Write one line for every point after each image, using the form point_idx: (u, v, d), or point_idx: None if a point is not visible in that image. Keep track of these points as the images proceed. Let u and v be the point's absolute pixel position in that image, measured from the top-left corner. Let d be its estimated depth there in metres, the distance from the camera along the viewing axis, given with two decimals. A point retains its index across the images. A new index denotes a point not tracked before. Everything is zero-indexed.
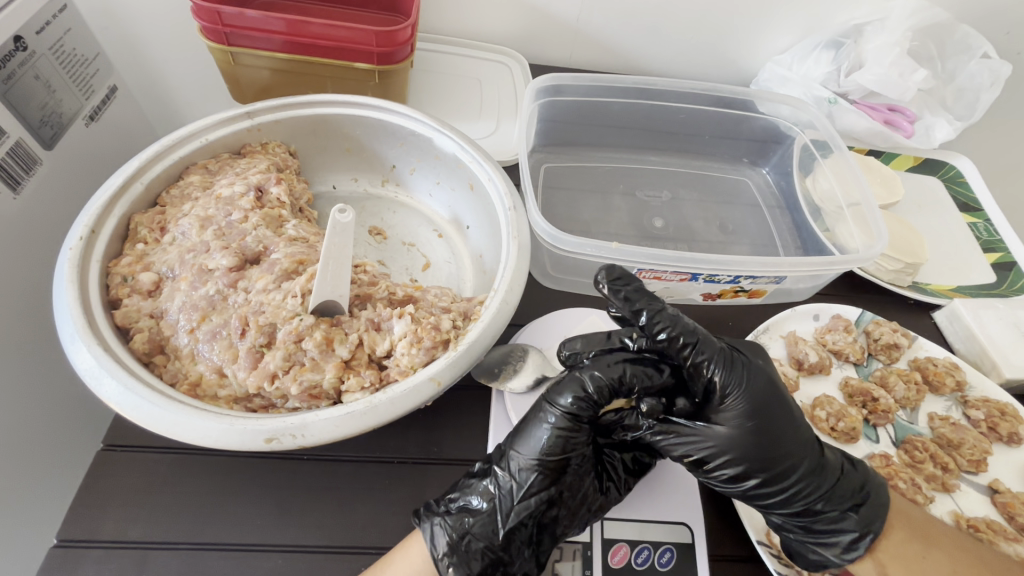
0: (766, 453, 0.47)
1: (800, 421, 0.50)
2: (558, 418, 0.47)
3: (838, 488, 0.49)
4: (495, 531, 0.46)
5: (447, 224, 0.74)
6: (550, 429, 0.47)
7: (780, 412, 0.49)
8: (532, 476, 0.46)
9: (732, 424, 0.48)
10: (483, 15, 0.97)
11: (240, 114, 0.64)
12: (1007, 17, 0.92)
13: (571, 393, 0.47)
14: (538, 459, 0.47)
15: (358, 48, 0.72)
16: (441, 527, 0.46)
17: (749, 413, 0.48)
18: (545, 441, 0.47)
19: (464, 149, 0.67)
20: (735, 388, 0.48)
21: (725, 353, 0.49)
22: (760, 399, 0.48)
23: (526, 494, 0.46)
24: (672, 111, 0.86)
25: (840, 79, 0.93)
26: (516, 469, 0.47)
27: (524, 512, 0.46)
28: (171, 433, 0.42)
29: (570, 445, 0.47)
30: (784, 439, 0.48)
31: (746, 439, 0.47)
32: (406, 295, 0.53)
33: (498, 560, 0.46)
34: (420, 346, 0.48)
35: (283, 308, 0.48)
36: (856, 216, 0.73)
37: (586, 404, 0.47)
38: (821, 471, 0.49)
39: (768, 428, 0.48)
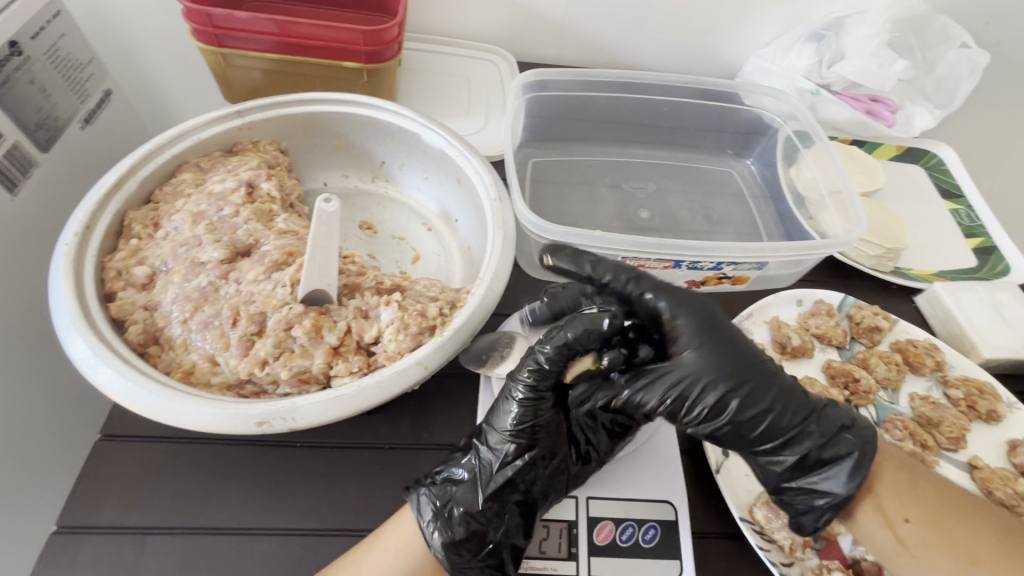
0: (737, 379, 0.48)
1: (757, 345, 0.51)
2: (523, 392, 0.48)
3: (815, 413, 0.50)
4: (475, 499, 0.48)
5: (436, 218, 0.75)
6: (517, 402, 0.48)
7: (735, 336, 0.49)
8: (508, 446, 0.48)
9: (695, 353, 0.48)
10: (471, 15, 0.99)
11: (231, 113, 0.67)
12: (985, 9, 0.94)
13: (526, 368, 0.48)
14: (511, 431, 0.48)
15: (346, 48, 0.74)
16: (427, 496, 0.48)
17: (708, 339, 0.48)
18: (517, 411, 0.48)
19: (450, 144, 0.68)
20: (686, 315, 0.49)
21: (668, 286, 0.51)
22: (713, 324, 0.49)
23: (503, 463, 0.48)
24: (657, 105, 0.87)
25: (822, 71, 0.95)
26: (493, 438, 0.49)
27: (502, 480, 0.48)
28: (165, 417, 0.43)
29: (540, 415, 0.49)
30: (745, 362, 0.48)
31: (719, 367, 0.47)
32: (393, 284, 0.54)
33: (480, 527, 0.47)
34: (406, 332, 0.49)
35: (273, 297, 0.50)
36: (837, 203, 0.75)
37: (541, 376, 0.47)
38: (796, 396, 0.49)
39: (728, 354, 0.48)
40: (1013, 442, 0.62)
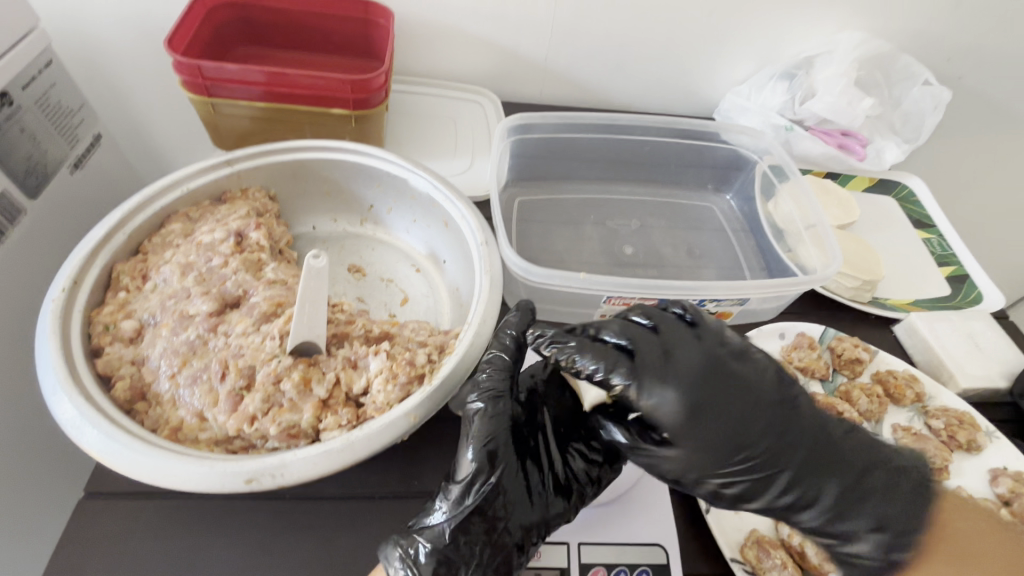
0: (735, 453, 0.49)
1: (755, 419, 0.49)
2: (473, 417, 0.51)
3: (806, 475, 0.51)
4: (444, 536, 0.47)
5: (424, 259, 0.76)
6: (473, 429, 0.51)
7: (721, 413, 0.48)
8: (471, 474, 0.49)
9: (672, 432, 0.48)
10: (457, 58, 1.02)
11: (220, 162, 0.68)
12: (945, 46, 1.02)
13: (471, 394, 0.52)
14: (473, 458, 0.49)
15: (334, 96, 0.76)
16: (395, 543, 0.47)
17: (692, 421, 0.47)
18: (479, 435, 0.50)
19: (437, 189, 0.70)
20: (671, 383, 0.48)
21: (653, 362, 0.48)
22: (699, 404, 0.48)
23: (469, 496, 0.48)
24: (637, 144, 0.90)
25: (796, 108, 0.99)
26: (459, 469, 0.50)
27: (472, 511, 0.48)
28: (151, 478, 0.43)
29: (498, 438, 0.51)
30: (733, 441, 0.48)
31: (701, 453, 0.48)
32: (382, 332, 0.55)
33: (455, 565, 0.47)
34: (395, 382, 0.50)
35: (261, 350, 0.50)
36: (814, 237, 0.78)
37: (490, 400, 0.52)
38: (788, 462, 0.50)
39: (710, 434, 0.48)
40: (993, 472, 0.63)
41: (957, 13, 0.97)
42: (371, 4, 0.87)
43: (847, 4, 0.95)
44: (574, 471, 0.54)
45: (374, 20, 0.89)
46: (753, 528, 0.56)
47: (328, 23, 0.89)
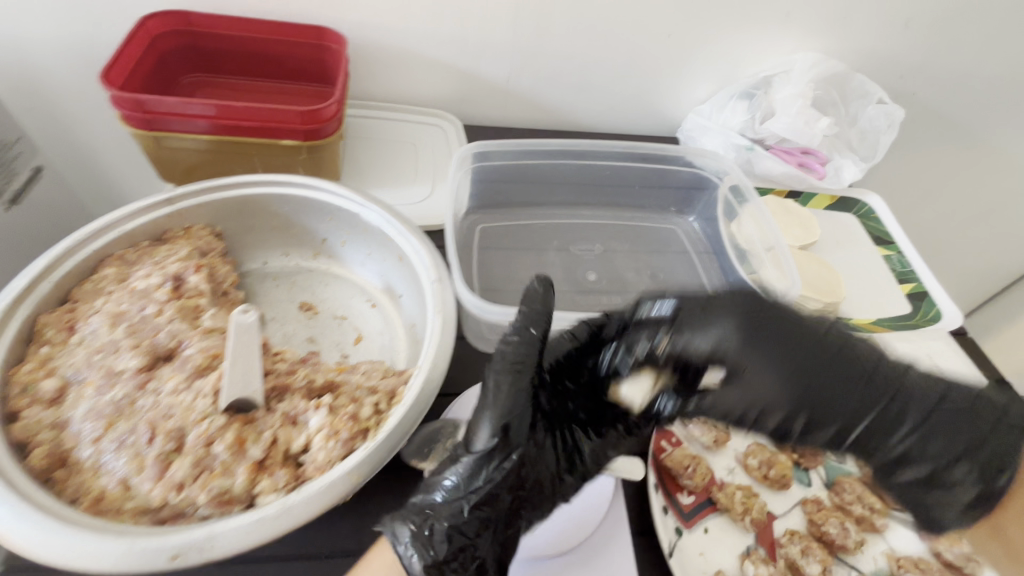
0: (787, 382, 0.59)
1: (793, 341, 0.60)
2: (498, 387, 0.49)
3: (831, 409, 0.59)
4: (459, 514, 0.47)
5: (380, 293, 0.73)
6: (496, 400, 0.48)
7: (763, 339, 0.59)
8: (491, 450, 0.48)
9: (725, 359, 0.58)
10: (417, 82, 1.00)
11: (161, 201, 0.65)
12: (900, 63, 1.03)
13: (502, 362, 0.49)
14: (495, 434, 0.48)
15: (283, 127, 0.74)
16: (404, 520, 0.46)
17: (740, 345, 0.58)
18: (501, 410, 0.48)
19: (389, 223, 0.68)
20: (716, 323, 0.58)
21: (700, 303, 0.59)
22: (740, 329, 0.59)
23: (490, 471, 0.48)
24: (597, 169, 0.89)
25: (756, 127, 1.00)
26: (476, 444, 0.48)
27: (488, 486, 0.47)
28: (69, 558, 0.39)
29: (521, 409, 0.49)
30: (762, 364, 0.59)
31: (778, 382, 0.59)
32: (326, 383, 0.53)
33: (468, 542, 0.46)
34: (337, 438, 0.47)
35: (192, 409, 0.47)
36: (774, 258, 0.78)
37: (523, 370, 0.49)
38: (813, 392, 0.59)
39: (756, 354, 0.59)
40: None
41: (908, 33, 0.99)
42: (324, 31, 0.85)
43: (802, 25, 0.97)
44: (584, 452, 0.54)
45: (327, 46, 0.87)
46: (716, 570, 0.55)
47: (280, 49, 0.87)
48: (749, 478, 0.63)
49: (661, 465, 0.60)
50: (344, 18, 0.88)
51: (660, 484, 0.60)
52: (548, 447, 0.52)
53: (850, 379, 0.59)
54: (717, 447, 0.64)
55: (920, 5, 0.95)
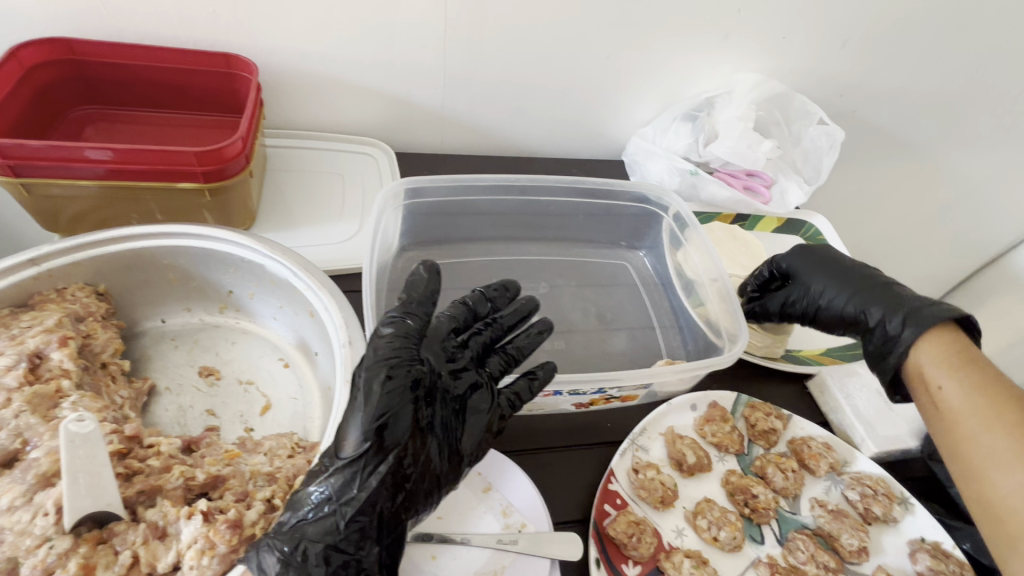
0: (836, 295, 0.65)
1: (870, 280, 0.65)
2: (366, 385, 0.42)
3: (854, 302, 0.64)
4: (334, 528, 0.41)
5: (295, 351, 0.66)
6: (366, 397, 0.42)
7: (826, 265, 0.68)
8: (363, 454, 0.41)
9: (824, 282, 0.67)
10: (345, 109, 0.93)
11: (22, 262, 0.56)
12: (838, 82, 1.03)
13: (370, 355, 0.44)
14: (364, 435, 0.41)
15: (179, 169, 0.66)
16: (272, 545, 0.40)
17: (806, 269, 0.69)
18: (366, 410, 0.42)
19: (298, 275, 0.61)
20: (808, 275, 0.68)
21: (807, 272, 0.69)
22: (809, 259, 0.70)
23: (363, 478, 0.41)
24: (541, 204, 0.84)
25: (700, 150, 0.98)
26: (343, 451, 0.42)
27: (364, 496, 0.41)
28: None
29: (393, 402, 0.42)
30: (823, 293, 0.66)
31: (837, 289, 0.66)
32: (209, 477, 0.46)
33: (347, 559, 0.41)
34: (213, 554, 0.40)
35: (28, 534, 0.38)
36: (718, 292, 0.74)
37: (394, 361, 0.44)
38: (863, 284, 0.65)
39: (825, 280, 0.67)
40: (912, 546, 0.60)
41: (845, 52, 0.98)
42: (233, 58, 0.77)
43: (742, 46, 0.95)
44: (467, 436, 0.48)
45: (237, 75, 0.79)
46: None
47: (183, 78, 0.79)
48: (699, 540, 0.59)
49: (604, 535, 0.55)
50: (256, 43, 0.80)
51: (604, 557, 0.54)
52: (431, 433, 0.45)
53: (868, 274, 0.66)
54: (664, 508, 0.59)
55: (854, 25, 0.94)
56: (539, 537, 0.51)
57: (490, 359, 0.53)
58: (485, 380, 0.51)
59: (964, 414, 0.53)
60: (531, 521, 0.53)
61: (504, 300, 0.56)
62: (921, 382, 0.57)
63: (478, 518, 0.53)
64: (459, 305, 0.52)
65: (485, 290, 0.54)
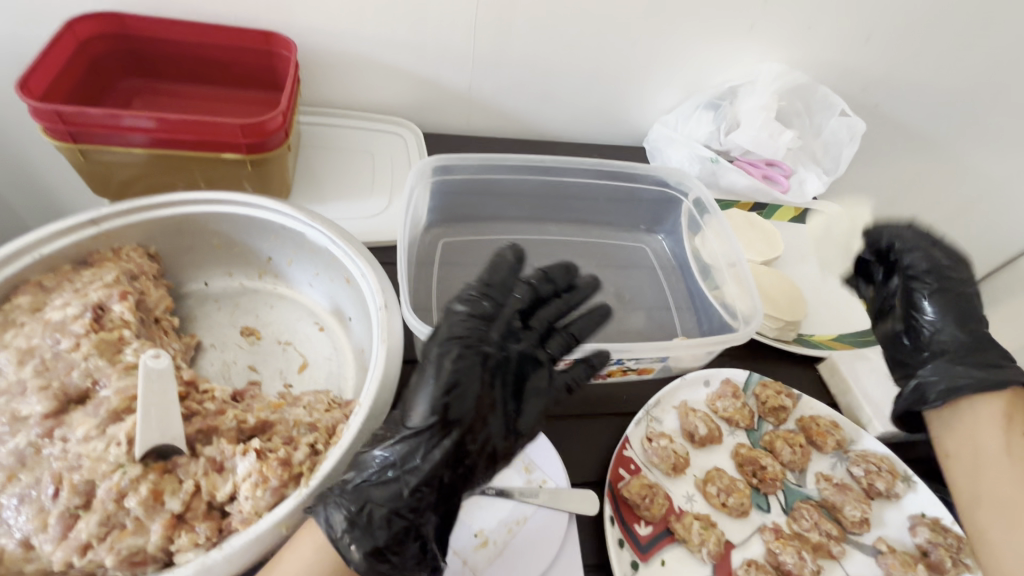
0: (937, 336, 0.64)
1: (953, 339, 0.63)
2: (438, 362, 0.46)
3: (924, 350, 0.64)
4: (397, 495, 0.43)
5: (329, 316, 0.70)
6: (435, 373, 0.46)
7: (946, 304, 0.65)
8: (428, 427, 0.44)
9: (935, 322, 0.64)
10: (376, 90, 0.96)
11: (83, 222, 0.60)
12: (861, 76, 1.04)
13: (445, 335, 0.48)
14: (432, 410, 0.45)
15: (224, 140, 0.70)
16: (339, 504, 0.42)
17: (941, 302, 0.65)
18: (436, 385, 0.45)
19: (336, 243, 0.65)
20: (937, 302, 0.65)
21: (941, 298, 0.65)
22: (943, 293, 0.65)
23: (427, 451, 0.44)
24: (564, 185, 0.86)
25: (721, 138, 0.99)
26: (411, 421, 0.45)
27: (427, 467, 0.44)
28: None
29: (461, 380, 0.46)
30: (933, 332, 0.64)
31: (938, 331, 0.64)
32: (259, 422, 0.50)
33: (408, 524, 0.43)
34: (266, 487, 0.44)
35: (103, 460, 0.43)
36: (735, 275, 0.77)
37: (466, 343, 0.47)
38: (940, 341, 0.64)
39: (954, 314, 0.64)
40: (912, 520, 0.62)
41: (870, 46, 0.99)
42: (273, 36, 0.80)
43: (766, 36, 0.96)
44: (526, 417, 0.49)
45: (276, 52, 0.82)
46: None
47: (225, 54, 0.82)
48: (708, 506, 0.62)
49: (617, 494, 0.58)
50: (294, 22, 0.83)
51: (618, 516, 0.57)
52: (495, 412, 0.47)
53: (951, 329, 0.64)
54: (676, 474, 0.63)
55: (880, 18, 0.95)
56: (558, 493, 0.55)
57: (553, 339, 0.53)
58: (546, 361, 0.51)
59: (967, 481, 0.59)
60: (551, 478, 0.57)
61: (565, 277, 0.56)
62: (940, 445, 0.62)
63: (502, 473, 0.57)
64: (528, 285, 0.52)
65: (547, 269, 0.55)
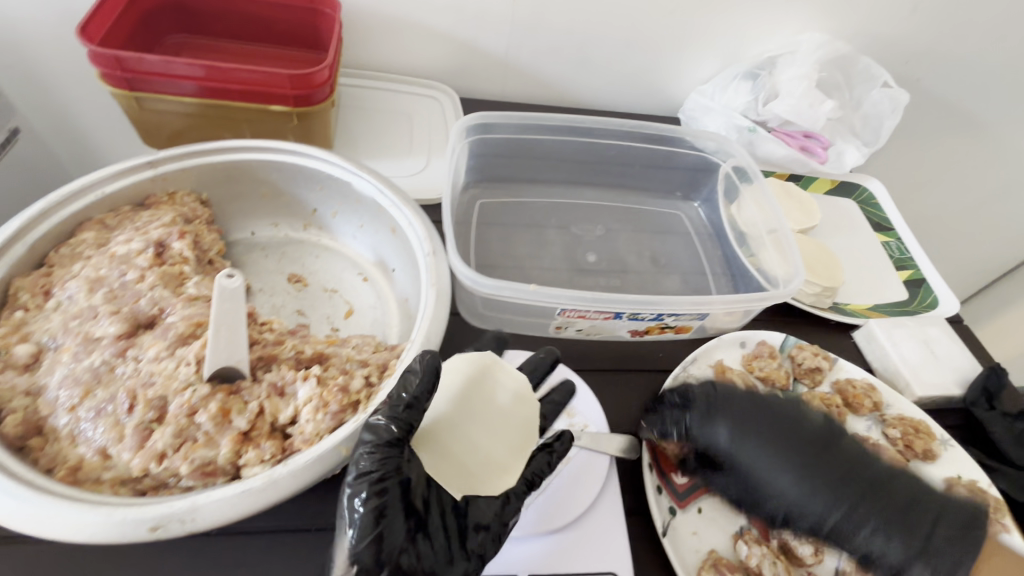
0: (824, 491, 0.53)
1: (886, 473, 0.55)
2: (359, 464, 0.42)
3: (886, 509, 0.52)
4: None
5: (373, 267, 0.72)
6: (357, 478, 0.41)
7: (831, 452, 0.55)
8: (369, 530, 0.39)
9: (804, 488, 0.53)
10: (414, 52, 0.97)
11: (141, 164, 0.62)
12: (904, 49, 1.02)
13: (362, 437, 0.43)
14: (364, 514, 0.40)
15: (273, 92, 0.71)
16: None
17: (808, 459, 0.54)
18: (364, 489, 0.41)
19: (383, 194, 0.66)
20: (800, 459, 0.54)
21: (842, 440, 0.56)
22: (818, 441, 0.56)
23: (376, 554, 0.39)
24: (602, 148, 0.87)
25: (759, 109, 0.97)
26: (342, 538, 0.40)
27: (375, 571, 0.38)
28: (40, 530, 0.38)
29: (385, 476, 0.41)
30: (832, 476, 0.54)
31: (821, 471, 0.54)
32: (315, 354, 0.51)
33: None
34: (326, 411, 0.46)
35: (175, 378, 0.45)
36: (775, 242, 0.76)
37: (384, 441, 0.43)
38: (879, 493, 0.53)
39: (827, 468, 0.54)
40: (948, 481, 0.63)
41: (916, 17, 0.97)
42: None
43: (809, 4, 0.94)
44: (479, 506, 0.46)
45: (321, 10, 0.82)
46: (710, 550, 0.55)
47: (270, 11, 0.83)
48: None
49: (655, 445, 0.59)
50: None
51: (655, 463, 0.58)
52: (435, 510, 0.43)
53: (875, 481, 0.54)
54: None
55: None
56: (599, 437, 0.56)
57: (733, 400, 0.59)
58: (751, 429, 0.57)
59: None
60: (593, 423, 0.60)
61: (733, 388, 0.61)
62: None
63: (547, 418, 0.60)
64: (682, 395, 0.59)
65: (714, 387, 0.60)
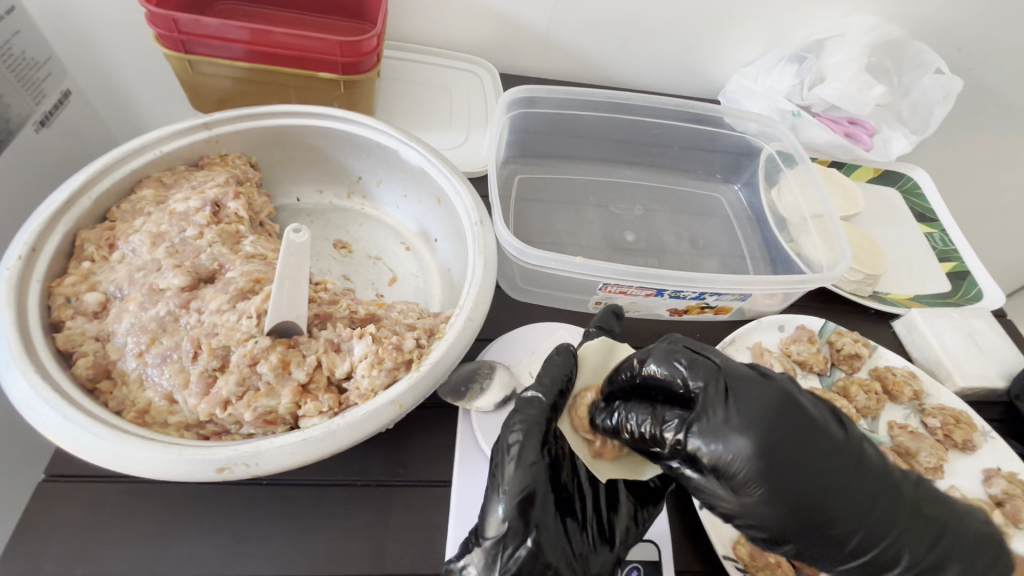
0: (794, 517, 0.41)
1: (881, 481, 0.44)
2: (512, 456, 0.45)
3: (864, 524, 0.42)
4: None
5: (415, 237, 0.72)
6: (512, 466, 0.44)
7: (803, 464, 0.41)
8: (513, 523, 0.42)
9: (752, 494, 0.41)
10: (455, 26, 0.96)
11: (197, 125, 0.62)
12: (958, 35, 0.99)
13: (517, 427, 0.46)
14: (511, 507, 0.42)
15: (322, 58, 0.71)
16: None
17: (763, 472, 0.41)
18: (511, 485, 0.43)
19: (431, 162, 0.66)
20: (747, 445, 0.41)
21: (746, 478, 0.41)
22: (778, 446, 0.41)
23: (520, 545, 0.42)
24: (644, 126, 0.86)
25: (804, 93, 0.96)
26: (487, 527, 0.43)
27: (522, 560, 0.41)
28: (115, 464, 0.40)
29: (532, 472, 0.44)
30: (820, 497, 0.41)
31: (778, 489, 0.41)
32: (368, 314, 0.53)
33: None
34: (381, 367, 0.47)
35: (237, 329, 0.47)
36: (820, 228, 0.75)
37: (532, 433, 0.46)
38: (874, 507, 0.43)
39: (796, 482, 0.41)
40: (987, 472, 0.62)
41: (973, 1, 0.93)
42: None
43: None
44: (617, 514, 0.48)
45: None
46: None
47: None
48: None
49: None
50: None
51: None
52: (576, 509, 0.46)
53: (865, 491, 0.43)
54: None
55: None
56: None
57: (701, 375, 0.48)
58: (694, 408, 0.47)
59: None
60: None
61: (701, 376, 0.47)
62: None
63: None
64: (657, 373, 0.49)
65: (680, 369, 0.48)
